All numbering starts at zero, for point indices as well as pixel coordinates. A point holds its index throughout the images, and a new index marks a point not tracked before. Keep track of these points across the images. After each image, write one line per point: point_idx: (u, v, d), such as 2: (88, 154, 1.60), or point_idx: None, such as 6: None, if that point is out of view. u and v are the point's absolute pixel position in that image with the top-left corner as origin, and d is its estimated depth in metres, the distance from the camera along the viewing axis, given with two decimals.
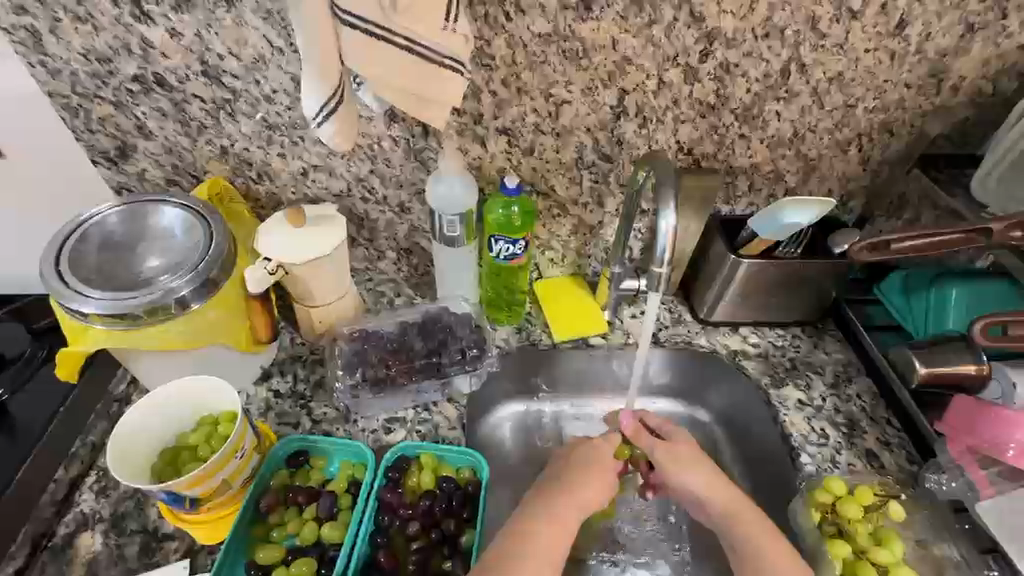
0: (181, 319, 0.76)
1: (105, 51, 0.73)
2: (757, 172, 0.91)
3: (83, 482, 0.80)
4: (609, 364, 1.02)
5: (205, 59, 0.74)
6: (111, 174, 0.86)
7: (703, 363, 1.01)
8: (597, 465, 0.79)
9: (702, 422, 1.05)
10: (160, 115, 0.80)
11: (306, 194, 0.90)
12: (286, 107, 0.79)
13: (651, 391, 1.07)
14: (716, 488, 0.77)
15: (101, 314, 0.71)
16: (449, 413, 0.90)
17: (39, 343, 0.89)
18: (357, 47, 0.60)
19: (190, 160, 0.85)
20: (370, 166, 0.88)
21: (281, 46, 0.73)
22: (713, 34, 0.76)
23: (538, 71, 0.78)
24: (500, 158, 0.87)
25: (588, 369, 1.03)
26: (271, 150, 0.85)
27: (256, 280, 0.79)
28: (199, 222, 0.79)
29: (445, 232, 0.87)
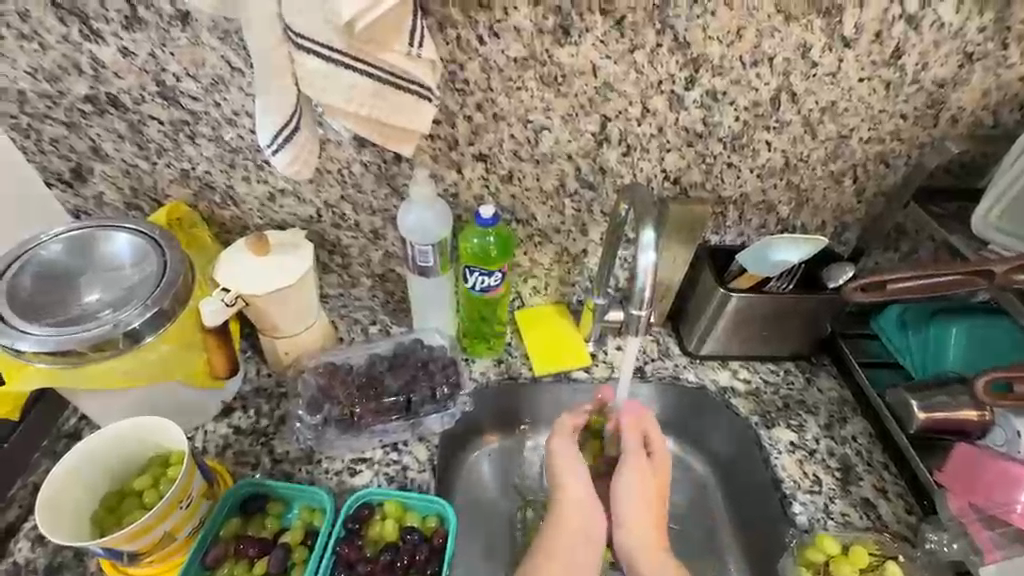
0: (130, 355, 0.71)
1: (55, 70, 0.69)
2: (748, 202, 0.87)
3: (20, 528, 0.74)
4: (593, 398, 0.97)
5: (161, 80, 0.70)
6: (67, 197, 0.82)
7: (700, 399, 0.96)
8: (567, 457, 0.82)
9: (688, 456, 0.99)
10: (115, 137, 0.76)
11: (274, 220, 0.86)
12: (249, 130, 0.75)
13: None
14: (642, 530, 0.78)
15: (38, 351, 0.66)
16: (419, 454, 0.84)
17: None
18: (313, 73, 0.56)
19: (150, 184, 0.81)
20: (341, 192, 0.84)
21: (241, 67, 0.69)
22: (699, 60, 0.72)
23: (516, 97, 0.74)
24: (477, 185, 0.83)
25: (573, 405, 0.97)
26: (235, 174, 0.80)
27: (212, 314, 0.73)
28: (153, 250, 0.75)
29: (417, 261, 0.82)
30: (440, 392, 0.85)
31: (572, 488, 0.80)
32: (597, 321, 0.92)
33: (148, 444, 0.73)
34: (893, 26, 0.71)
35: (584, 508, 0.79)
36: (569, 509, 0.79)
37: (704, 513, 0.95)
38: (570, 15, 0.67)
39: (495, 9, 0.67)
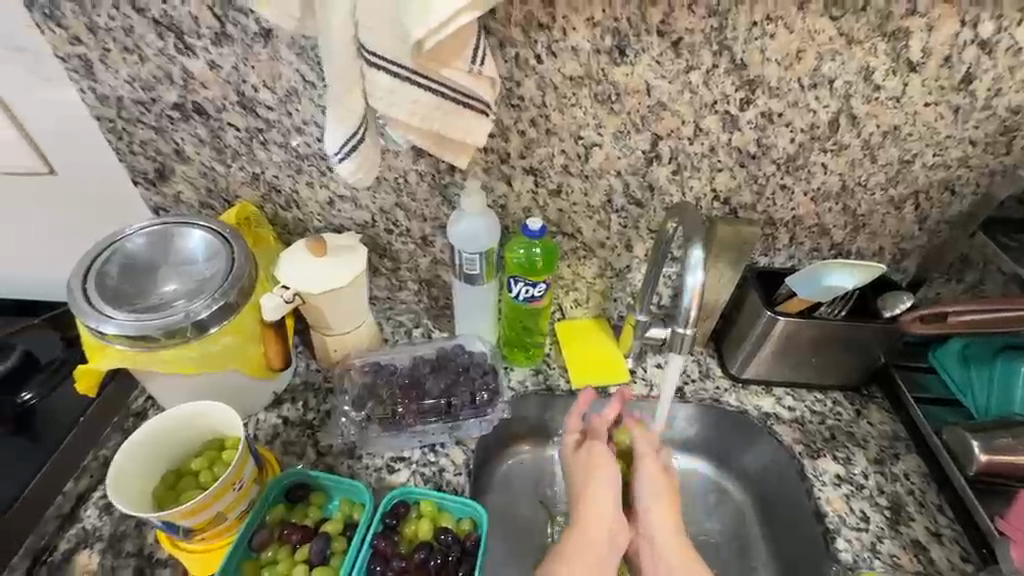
0: (195, 344, 0.76)
1: (150, 80, 0.75)
2: (800, 225, 0.86)
3: (89, 496, 0.80)
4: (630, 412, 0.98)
5: (241, 91, 0.75)
6: (149, 195, 0.89)
7: (752, 439, 0.94)
8: (596, 457, 0.83)
9: (727, 487, 0.97)
10: (197, 142, 0.82)
11: (331, 224, 0.91)
12: (316, 139, 0.80)
13: (677, 445, 0.99)
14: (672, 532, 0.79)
15: (118, 335, 0.72)
16: (456, 457, 0.87)
17: (71, 352, 0.96)
18: (382, 87, 0.60)
19: (223, 185, 0.87)
20: (395, 200, 0.88)
21: (314, 80, 0.74)
22: (756, 82, 0.72)
23: (569, 114, 0.75)
24: (526, 198, 0.85)
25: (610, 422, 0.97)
26: (300, 179, 0.86)
27: (272, 309, 0.79)
28: (223, 247, 0.80)
29: (464, 269, 0.85)
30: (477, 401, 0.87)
31: (599, 485, 0.80)
32: (637, 338, 0.94)
33: (210, 431, 0.78)
34: (963, 51, 0.69)
35: (608, 509, 0.79)
36: (594, 511, 0.79)
37: (741, 548, 0.91)
38: (627, 36, 0.68)
39: (555, 30, 0.68)
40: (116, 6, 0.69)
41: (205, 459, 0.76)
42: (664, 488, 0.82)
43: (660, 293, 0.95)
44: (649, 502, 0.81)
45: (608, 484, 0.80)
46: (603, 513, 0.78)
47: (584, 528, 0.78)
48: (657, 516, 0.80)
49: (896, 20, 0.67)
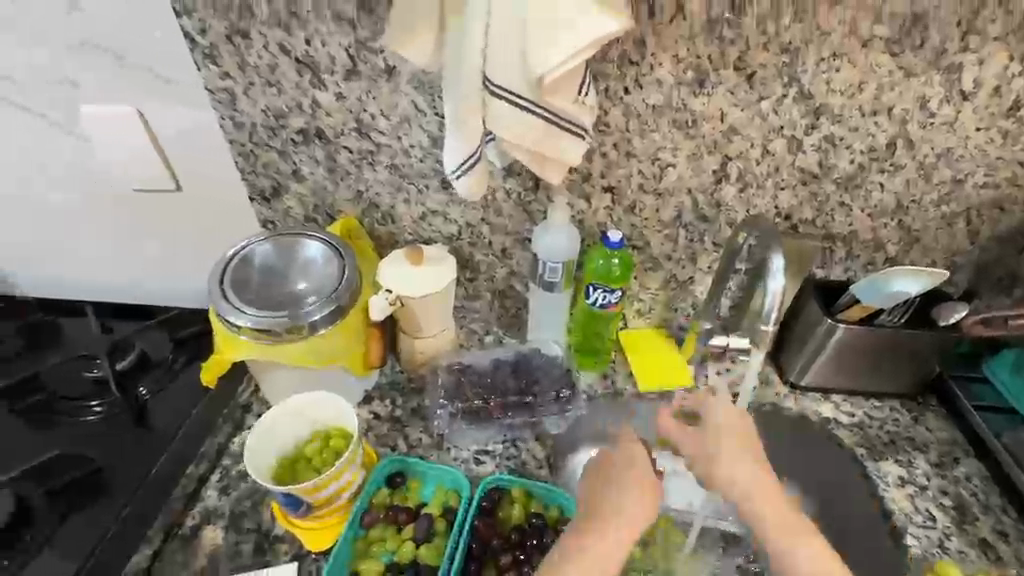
0: (312, 340, 0.85)
1: (283, 109, 0.86)
2: (857, 239, 0.92)
3: (208, 479, 0.89)
4: None
5: (361, 118, 0.86)
6: (263, 210, 1.00)
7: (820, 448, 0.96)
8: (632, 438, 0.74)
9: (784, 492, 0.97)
10: (314, 162, 0.93)
11: (421, 237, 1.01)
12: (419, 160, 0.91)
13: None
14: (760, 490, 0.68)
15: (251, 327, 0.82)
16: (536, 451, 0.94)
17: (181, 351, 1.06)
18: (502, 115, 0.70)
19: (329, 201, 0.98)
20: (482, 215, 0.98)
21: (425, 110, 0.85)
22: (821, 109, 0.80)
23: (649, 138, 0.84)
24: (602, 213, 0.94)
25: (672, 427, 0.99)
26: (399, 196, 0.96)
27: (379, 309, 0.88)
28: (337, 256, 0.90)
29: (546, 277, 0.94)
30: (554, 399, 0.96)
31: (631, 472, 0.70)
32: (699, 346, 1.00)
33: (320, 420, 0.86)
34: (1013, 82, 0.77)
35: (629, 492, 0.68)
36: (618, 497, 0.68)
37: None
38: (708, 70, 0.77)
39: (643, 65, 0.77)
40: (267, 47, 0.80)
41: (316, 445, 0.84)
42: (744, 444, 0.73)
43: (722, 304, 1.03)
44: (725, 466, 0.71)
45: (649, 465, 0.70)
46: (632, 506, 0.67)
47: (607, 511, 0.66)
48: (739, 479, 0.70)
49: (951, 55, 0.75)
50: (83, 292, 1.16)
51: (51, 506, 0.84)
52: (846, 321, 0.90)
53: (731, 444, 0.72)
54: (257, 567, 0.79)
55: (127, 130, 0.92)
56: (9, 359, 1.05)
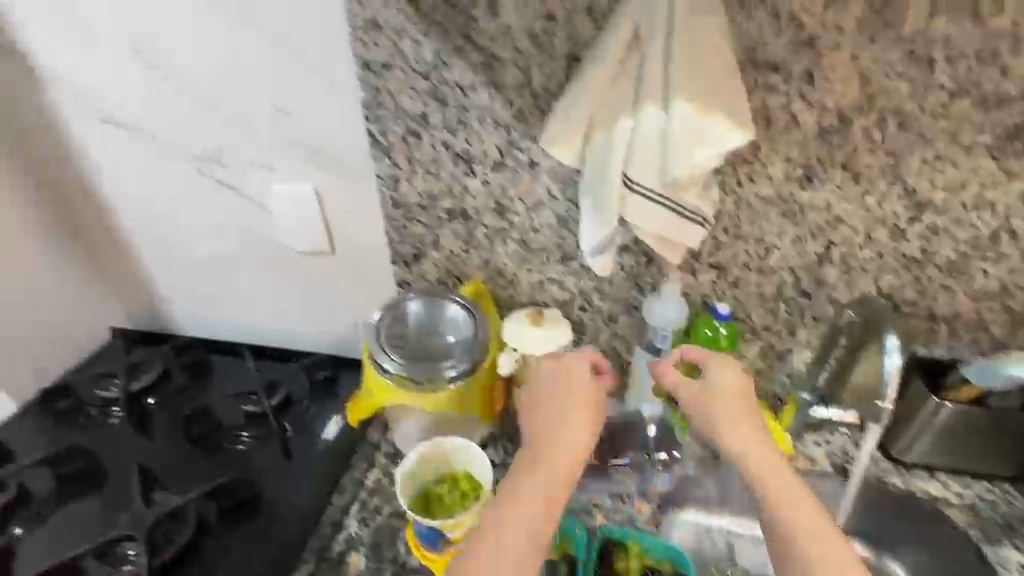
0: (455, 390, 0.97)
1: (436, 192, 1.03)
2: (960, 321, 0.97)
3: (348, 510, 0.98)
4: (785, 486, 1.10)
5: (501, 201, 1.01)
6: (401, 272, 1.15)
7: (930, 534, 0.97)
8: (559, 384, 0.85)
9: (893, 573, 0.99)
10: (454, 236, 1.08)
11: (537, 301, 1.13)
12: (546, 236, 1.04)
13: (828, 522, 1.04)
14: (750, 443, 0.78)
15: (408, 377, 0.96)
16: (644, 510, 1.00)
17: (320, 393, 1.20)
18: (639, 206, 0.82)
19: (461, 267, 1.12)
20: (594, 284, 1.09)
21: (558, 196, 0.99)
22: (924, 204, 0.88)
23: (757, 224, 0.94)
24: (707, 287, 1.03)
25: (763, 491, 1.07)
26: (522, 265, 1.09)
27: (506, 364, 1.02)
28: (474, 319, 1.02)
29: (656, 342, 1.04)
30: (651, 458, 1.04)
31: (545, 422, 0.82)
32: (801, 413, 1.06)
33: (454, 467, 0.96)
34: None
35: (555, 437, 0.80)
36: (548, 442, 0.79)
37: None
38: (817, 169, 0.87)
39: (758, 164, 0.88)
40: (433, 145, 0.97)
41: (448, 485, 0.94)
42: (742, 409, 0.82)
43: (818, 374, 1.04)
44: (716, 427, 0.81)
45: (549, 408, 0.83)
46: (559, 455, 0.78)
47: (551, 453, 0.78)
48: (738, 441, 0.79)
49: None
50: (234, 335, 1.34)
51: (224, 527, 0.99)
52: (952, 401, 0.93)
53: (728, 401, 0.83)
54: None
55: (303, 205, 1.11)
56: (176, 393, 1.22)
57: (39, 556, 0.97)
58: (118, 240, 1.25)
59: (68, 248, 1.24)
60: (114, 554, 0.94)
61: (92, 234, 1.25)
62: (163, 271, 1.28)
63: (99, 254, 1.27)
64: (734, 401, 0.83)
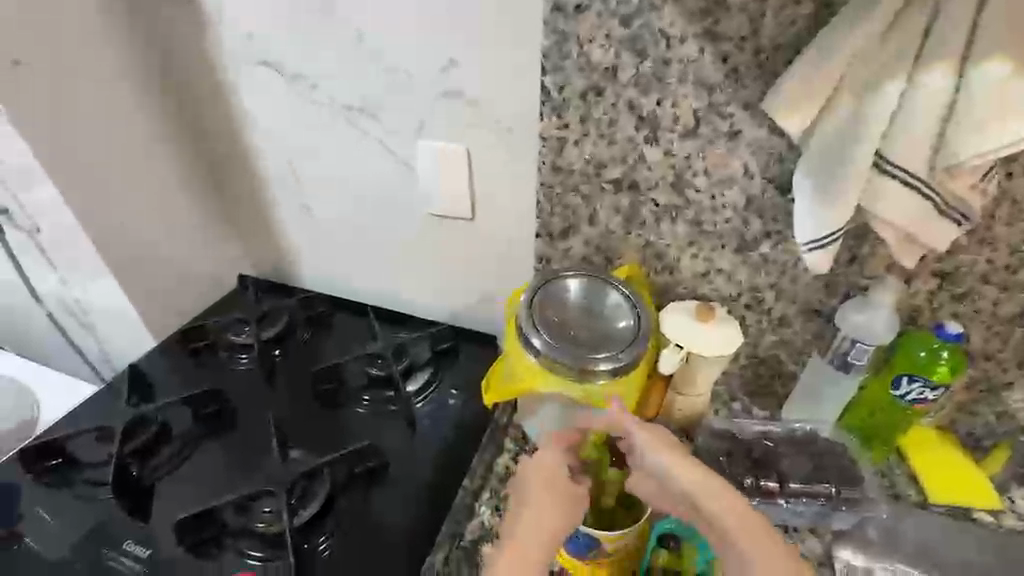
0: (609, 383, 0.87)
1: (606, 159, 0.91)
2: None
3: (480, 494, 0.93)
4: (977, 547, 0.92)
5: (681, 174, 0.89)
6: (544, 245, 1.04)
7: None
8: (552, 468, 0.73)
9: None
10: (614, 210, 0.96)
11: (696, 292, 0.99)
12: (726, 219, 0.91)
13: None
14: (682, 471, 0.70)
15: (562, 361, 0.86)
16: (814, 547, 0.89)
17: (439, 365, 1.14)
18: (888, 191, 0.67)
19: (613, 246, 1.00)
20: (772, 280, 0.94)
21: (753, 173, 0.85)
22: None
23: (1016, 227, 0.76)
24: (921, 297, 0.85)
25: (949, 546, 0.91)
26: (687, 250, 0.96)
27: (668, 361, 0.89)
28: (635, 310, 0.92)
29: (850, 357, 0.88)
30: (833, 489, 0.88)
31: (529, 509, 0.69)
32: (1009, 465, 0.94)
33: None
34: None
35: (529, 549, 0.66)
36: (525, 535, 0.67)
37: None
38: None
39: None
40: (616, 104, 0.85)
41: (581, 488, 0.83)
42: (663, 439, 0.73)
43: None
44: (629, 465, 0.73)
45: (548, 510, 0.69)
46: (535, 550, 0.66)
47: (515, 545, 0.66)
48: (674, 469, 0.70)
49: None
50: (356, 294, 1.31)
51: (353, 491, 0.96)
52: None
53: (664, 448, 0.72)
54: None
55: (453, 164, 1.04)
56: (299, 348, 1.21)
57: (178, 499, 0.97)
58: (258, 191, 1.24)
59: (203, 193, 1.25)
60: (251, 508, 0.92)
61: (229, 182, 1.25)
62: (293, 222, 1.25)
63: (236, 200, 1.26)
64: (672, 443, 0.73)
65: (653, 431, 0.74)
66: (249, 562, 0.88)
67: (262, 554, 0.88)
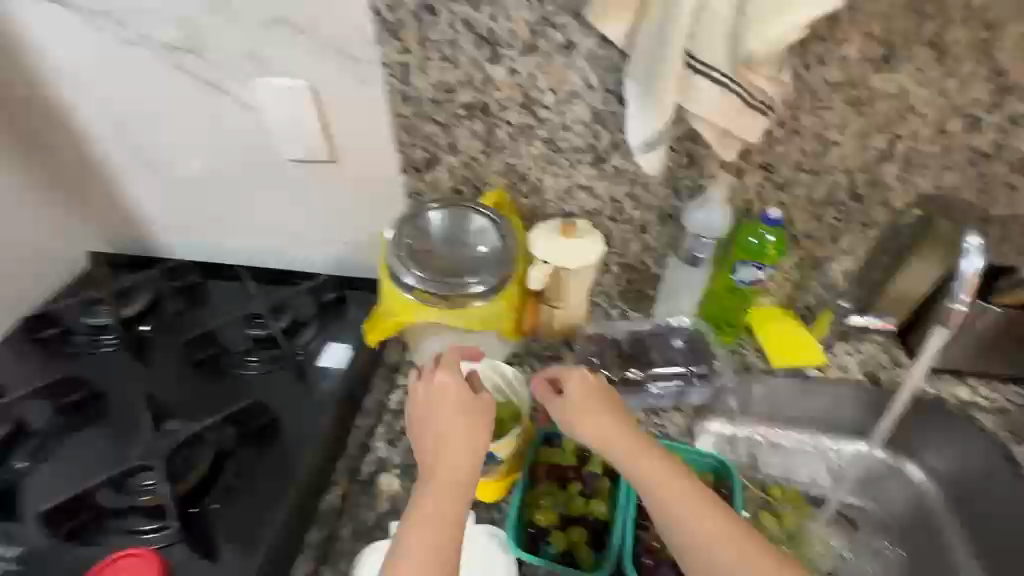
0: (484, 306, 0.90)
1: (452, 83, 0.90)
2: (1016, 224, 0.92)
3: (375, 431, 0.99)
4: (811, 398, 1.08)
5: (528, 93, 0.90)
6: (412, 181, 1.04)
7: (959, 433, 1.01)
8: (453, 394, 0.76)
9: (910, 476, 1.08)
10: (472, 135, 0.96)
11: (562, 210, 1.03)
12: (577, 135, 0.93)
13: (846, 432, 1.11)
14: (609, 435, 0.73)
15: (433, 292, 0.88)
16: (677, 422, 0.98)
17: (326, 315, 1.12)
18: (698, 92, 0.72)
19: (479, 173, 1.01)
20: (628, 190, 0.99)
21: (593, 85, 0.87)
22: (1013, 87, 0.79)
23: (818, 115, 0.85)
24: (752, 190, 0.95)
25: (788, 400, 1.09)
26: (548, 170, 0.99)
27: (536, 279, 0.94)
28: (501, 231, 0.94)
29: (695, 253, 0.97)
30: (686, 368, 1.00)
31: (443, 447, 0.72)
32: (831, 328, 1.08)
33: None
34: None
35: (456, 480, 0.70)
36: (446, 468, 0.70)
37: (927, 520, 1.04)
38: (897, 46, 0.78)
39: (829, 41, 0.77)
40: (452, 24, 0.84)
41: None
42: (597, 403, 0.76)
43: (852, 282, 1.05)
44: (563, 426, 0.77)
45: (464, 438, 0.72)
46: (463, 478, 0.70)
47: (436, 485, 0.69)
48: (604, 433, 0.73)
49: None
50: (232, 257, 1.24)
51: (246, 447, 0.94)
52: (964, 299, 0.74)
53: (594, 409, 0.75)
54: None
55: (297, 103, 0.97)
56: (172, 319, 1.13)
57: (47, 491, 0.90)
58: (88, 156, 1.11)
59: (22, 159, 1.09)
60: (130, 485, 0.86)
61: (52, 143, 1.10)
62: (140, 186, 1.14)
63: (66, 164, 1.13)
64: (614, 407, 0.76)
65: (584, 396, 0.77)
66: (144, 536, 0.84)
67: (153, 525, 0.85)
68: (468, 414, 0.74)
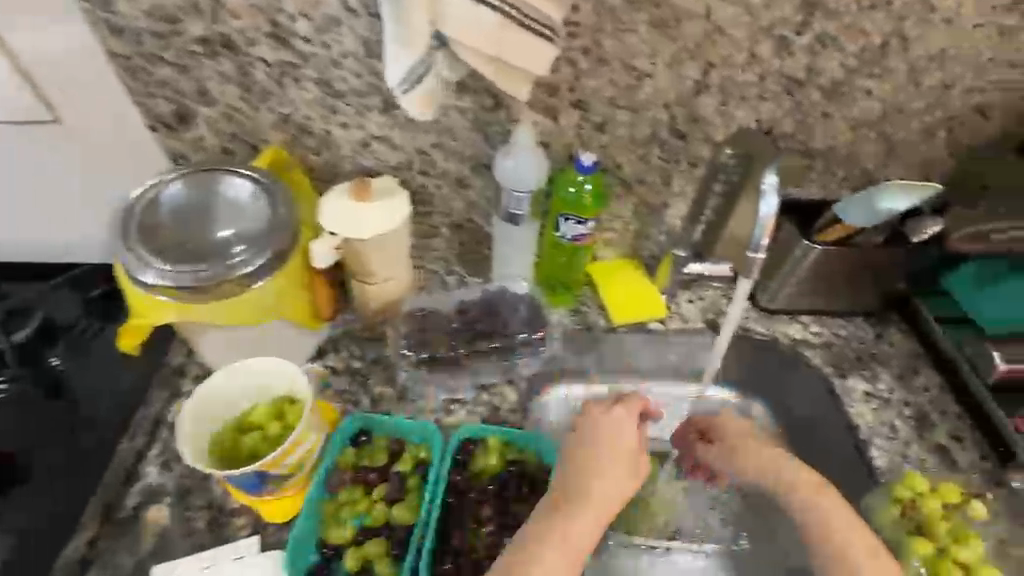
0: (252, 293, 0.74)
1: (173, 9, 0.70)
2: (836, 155, 0.88)
3: (148, 453, 0.78)
4: (666, 354, 0.98)
5: (276, 20, 0.71)
6: (166, 141, 0.83)
7: (789, 369, 0.97)
8: (606, 437, 0.70)
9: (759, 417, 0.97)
10: (221, 78, 0.77)
11: (362, 166, 0.87)
12: (353, 73, 0.76)
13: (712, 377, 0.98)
14: (618, 477, 0.68)
15: (174, 287, 0.71)
16: (506, 395, 0.89)
17: (89, 315, 0.91)
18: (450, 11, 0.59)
19: (248, 127, 0.82)
20: (434, 139, 0.85)
21: (355, 8, 0.70)
22: (815, 4, 0.73)
23: (623, 41, 0.75)
24: (570, 132, 0.83)
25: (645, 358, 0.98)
26: (333, 120, 0.81)
27: (323, 255, 0.78)
28: (265, 194, 0.78)
29: (511, 209, 0.85)
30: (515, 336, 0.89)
31: (580, 508, 0.65)
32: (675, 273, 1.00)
33: (233, 404, 0.76)
34: None
35: (576, 546, 0.64)
36: (577, 528, 0.65)
37: None
38: None
39: None
40: None
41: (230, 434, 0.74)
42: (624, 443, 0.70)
43: (697, 226, 0.94)
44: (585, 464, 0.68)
45: (615, 489, 0.67)
46: (590, 538, 0.65)
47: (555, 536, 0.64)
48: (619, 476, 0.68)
49: None
50: None
51: None
52: (762, 244, 0.73)
53: (631, 461, 0.70)
54: (214, 546, 0.72)
55: None
56: None
57: None
58: None
59: None
60: None
61: None
62: None
63: None
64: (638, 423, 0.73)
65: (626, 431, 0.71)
66: None
67: None
68: (622, 466, 0.69)
